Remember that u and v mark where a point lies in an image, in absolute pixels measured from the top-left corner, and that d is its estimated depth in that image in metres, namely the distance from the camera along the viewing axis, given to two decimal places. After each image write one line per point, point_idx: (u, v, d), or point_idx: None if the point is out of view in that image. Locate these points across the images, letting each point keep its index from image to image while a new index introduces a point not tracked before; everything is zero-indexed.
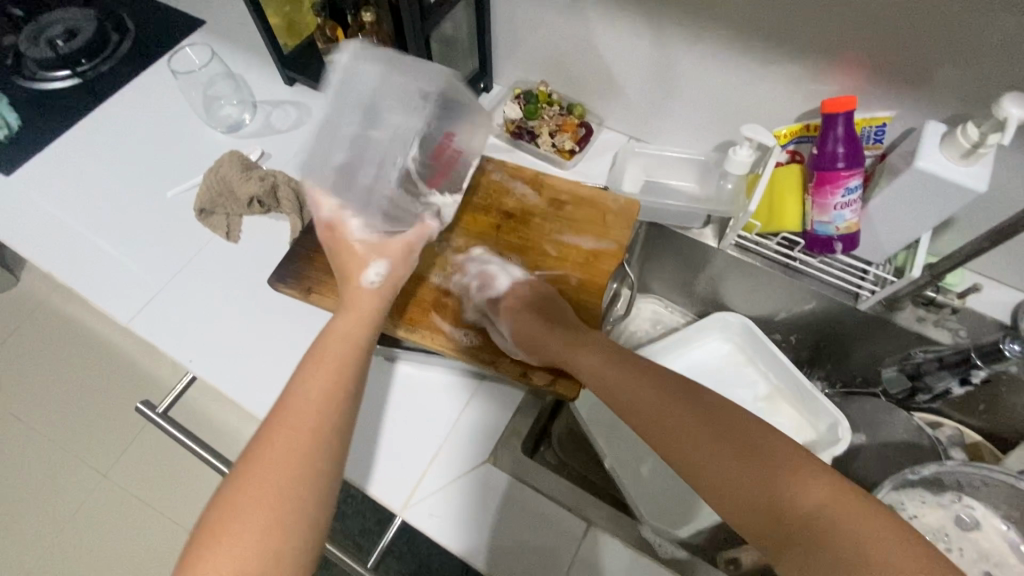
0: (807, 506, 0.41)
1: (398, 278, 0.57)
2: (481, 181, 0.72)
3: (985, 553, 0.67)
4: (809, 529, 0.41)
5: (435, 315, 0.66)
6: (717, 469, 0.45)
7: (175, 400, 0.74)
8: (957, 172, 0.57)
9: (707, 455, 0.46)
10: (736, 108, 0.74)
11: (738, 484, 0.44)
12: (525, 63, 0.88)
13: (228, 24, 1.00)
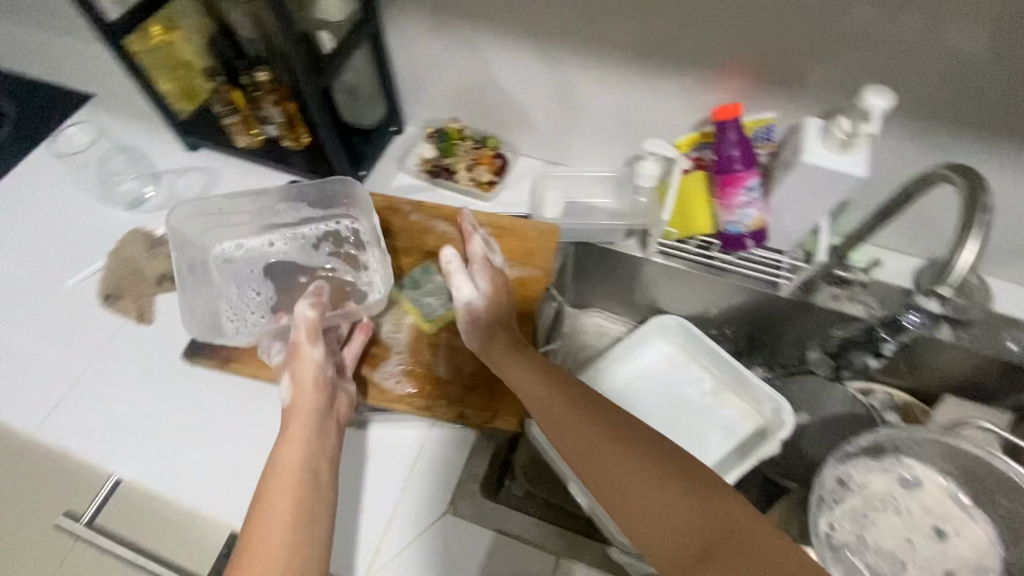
0: (724, 529, 0.44)
1: (305, 380, 0.59)
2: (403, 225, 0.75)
3: (931, 509, 0.70)
4: (713, 555, 0.43)
5: (367, 366, 0.68)
6: (644, 494, 0.47)
7: (100, 507, 0.67)
8: (841, 161, 0.61)
9: (639, 480, 0.48)
10: (637, 123, 0.77)
11: (667, 502, 0.47)
12: (433, 103, 0.89)
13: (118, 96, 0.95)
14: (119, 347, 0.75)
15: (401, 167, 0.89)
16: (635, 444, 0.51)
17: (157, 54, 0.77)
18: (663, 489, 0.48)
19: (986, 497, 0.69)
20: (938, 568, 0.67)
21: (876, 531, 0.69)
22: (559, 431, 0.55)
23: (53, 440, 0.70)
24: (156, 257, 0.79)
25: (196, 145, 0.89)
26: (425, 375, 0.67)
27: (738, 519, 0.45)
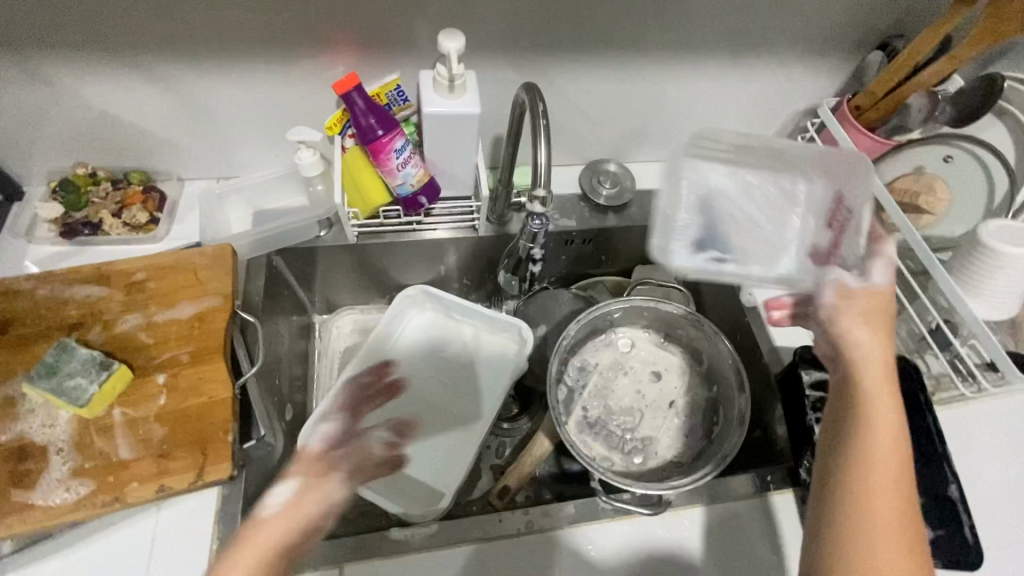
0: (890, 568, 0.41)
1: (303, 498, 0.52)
2: (26, 305, 0.59)
3: (647, 360, 0.84)
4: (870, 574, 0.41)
5: (14, 490, 0.49)
6: (863, 482, 0.44)
7: None
8: (454, 104, 0.66)
9: (864, 479, 0.44)
10: (285, 116, 0.75)
11: (887, 548, 0.42)
12: (42, 155, 0.74)
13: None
14: None
15: (32, 239, 0.73)
16: (894, 470, 0.44)
17: None
18: (895, 533, 0.42)
19: (675, 332, 0.84)
20: (664, 403, 0.81)
21: (614, 396, 0.82)
22: (865, 410, 0.46)
23: None
24: None
25: None
26: (102, 466, 0.51)
27: None
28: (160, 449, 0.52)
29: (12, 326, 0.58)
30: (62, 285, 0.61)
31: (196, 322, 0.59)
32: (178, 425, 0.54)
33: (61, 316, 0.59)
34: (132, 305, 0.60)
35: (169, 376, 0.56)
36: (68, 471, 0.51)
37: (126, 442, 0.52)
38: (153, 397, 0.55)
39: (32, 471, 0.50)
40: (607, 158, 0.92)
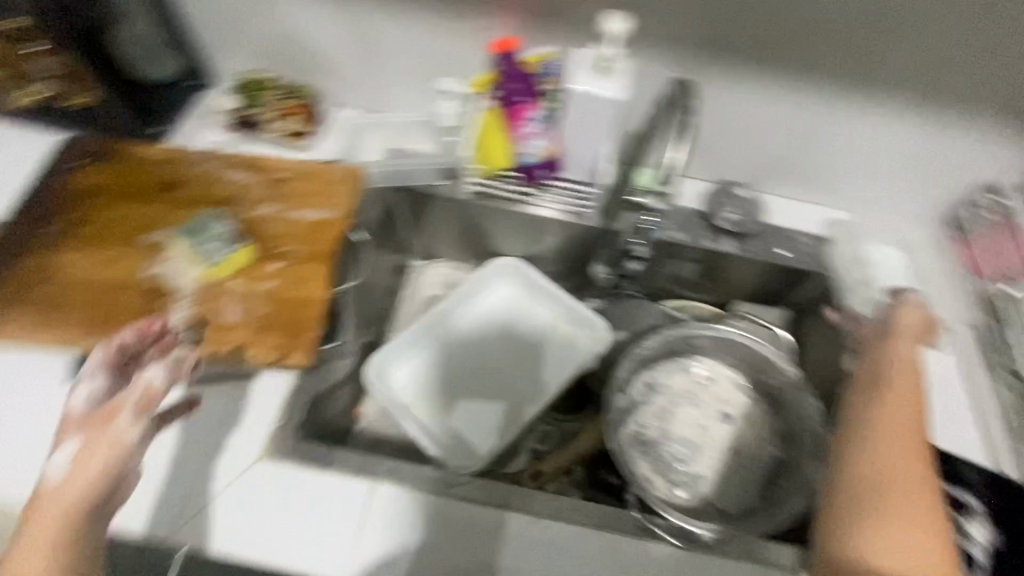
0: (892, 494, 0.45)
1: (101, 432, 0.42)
2: (191, 174, 0.68)
3: (722, 398, 0.79)
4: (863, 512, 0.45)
5: (142, 321, 0.57)
6: (875, 448, 0.48)
7: None
8: (602, 85, 0.66)
9: (875, 442, 0.49)
10: (441, 67, 0.79)
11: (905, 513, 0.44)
12: (237, 58, 0.85)
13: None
14: None
15: (209, 126, 0.84)
16: (901, 446, 0.48)
17: None
18: (916, 506, 0.45)
19: (761, 378, 0.78)
20: (728, 447, 0.76)
21: (677, 423, 0.78)
22: (880, 417, 0.50)
23: None
24: None
25: None
26: (212, 324, 0.58)
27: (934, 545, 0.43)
28: (257, 324, 0.59)
29: (176, 187, 0.67)
30: (222, 166, 0.69)
31: (314, 227, 0.66)
32: (276, 308, 0.60)
33: (213, 190, 0.67)
34: (269, 197, 0.67)
35: (281, 266, 0.62)
36: (183, 317, 0.58)
37: (233, 308, 0.59)
38: (264, 279, 0.61)
39: (159, 309, 0.59)
40: (739, 183, 0.87)
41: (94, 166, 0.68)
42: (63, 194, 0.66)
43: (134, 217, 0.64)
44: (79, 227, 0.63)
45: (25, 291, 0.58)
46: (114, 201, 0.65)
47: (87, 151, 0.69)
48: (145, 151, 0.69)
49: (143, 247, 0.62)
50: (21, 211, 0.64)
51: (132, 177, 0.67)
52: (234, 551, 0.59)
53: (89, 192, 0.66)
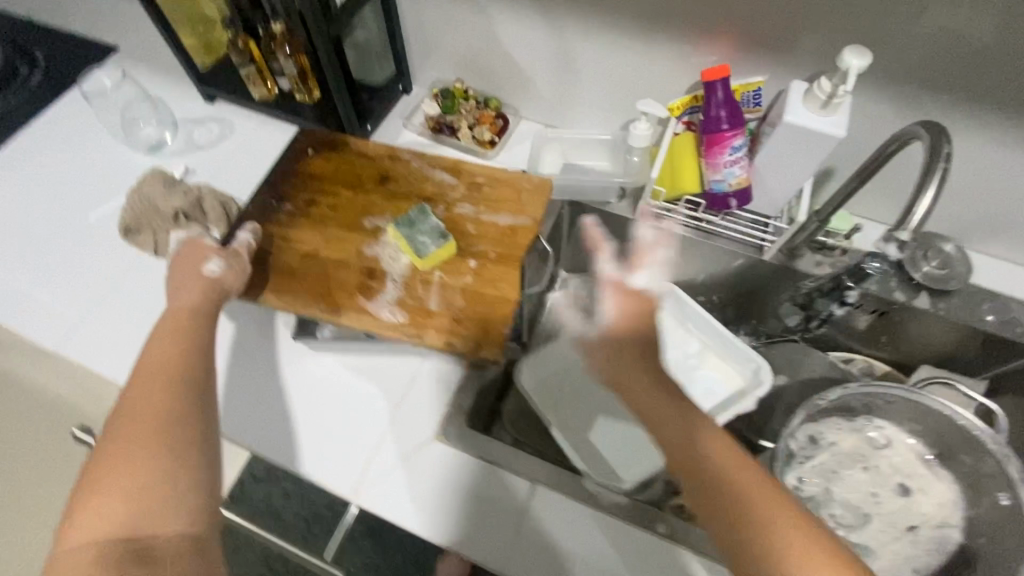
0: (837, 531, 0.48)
1: (235, 270, 0.64)
2: (401, 169, 0.75)
3: (898, 467, 0.72)
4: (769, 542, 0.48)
5: (360, 296, 0.64)
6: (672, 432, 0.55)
7: None
8: (820, 121, 0.63)
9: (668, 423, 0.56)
10: (635, 89, 0.80)
11: (798, 539, 0.47)
12: (438, 65, 0.92)
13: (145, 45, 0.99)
14: (133, 278, 0.78)
15: (406, 125, 0.92)
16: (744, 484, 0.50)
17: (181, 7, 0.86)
18: (800, 526, 0.48)
19: (952, 455, 0.70)
20: (900, 523, 0.70)
21: (842, 486, 0.72)
22: (740, 501, 0.50)
23: (68, 358, 0.73)
24: (171, 194, 0.79)
25: (213, 96, 0.93)
26: (416, 308, 0.64)
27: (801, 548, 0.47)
28: (455, 314, 0.63)
29: (390, 181, 0.74)
30: (428, 165, 0.75)
31: (508, 229, 0.69)
32: (473, 301, 0.64)
33: (421, 188, 0.73)
34: (468, 198, 0.72)
35: (478, 263, 0.67)
36: (395, 299, 0.64)
37: (436, 295, 0.64)
38: (463, 272, 0.66)
39: (375, 289, 0.65)
40: (944, 236, 0.78)
41: (322, 154, 0.76)
42: (297, 175, 0.74)
43: (355, 204, 0.71)
44: (311, 208, 0.71)
45: (269, 260, 0.67)
46: (339, 187, 0.73)
47: (315, 139, 0.77)
48: (364, 145, 0.77)
49: (363, 231, 0.69)
50: (267, 185, 0.73)
51: (353, 167, 0.75)
52: (407, 517, 0.64)
53: (319, 176, 0.74)
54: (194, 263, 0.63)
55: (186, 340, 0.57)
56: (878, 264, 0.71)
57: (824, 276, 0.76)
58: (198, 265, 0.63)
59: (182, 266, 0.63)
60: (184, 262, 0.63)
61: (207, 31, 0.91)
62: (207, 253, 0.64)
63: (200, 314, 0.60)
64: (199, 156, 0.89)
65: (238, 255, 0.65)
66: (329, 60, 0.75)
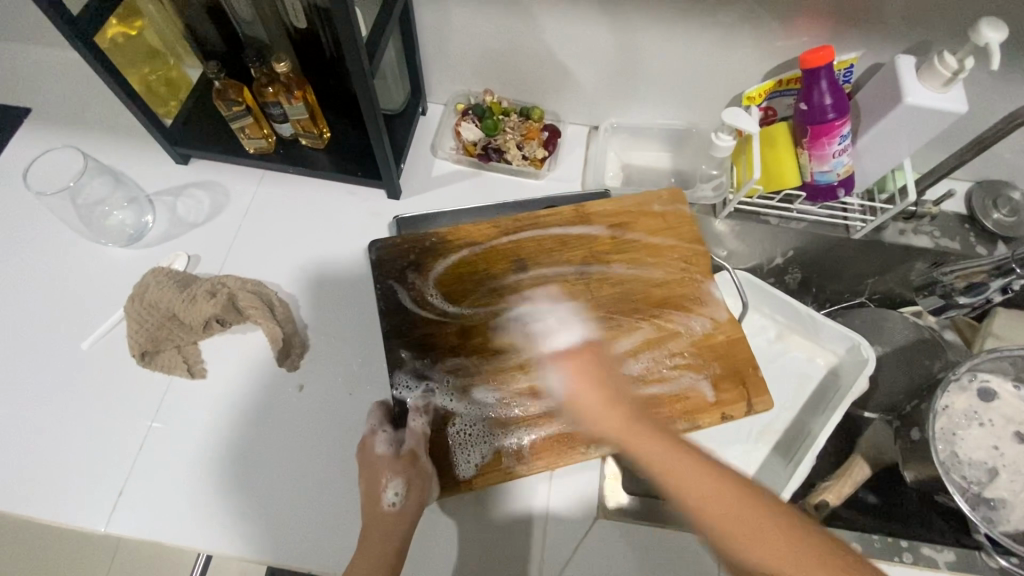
0: (717, 522, 0.45)
1: (418, 488, 0.52)
2: (529, 245, 0.64)
3: (1011, 416, 0.75)
4: (715, 515, 0.45)
5: None
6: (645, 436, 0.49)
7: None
8: (940, 99, 0.59)
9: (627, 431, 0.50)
10: (702, 79, 0.72)
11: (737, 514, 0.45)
12: (463, 76, 0.79)
13: (89, 109, 0.80)
14: (171, 413, 0.63)
15: (437, 154, 0.79)
16: (696, 486, 0.46)
17: (126, 47, 0.68)
18: (740, 511, 0.45)
19: None
20: None
21: (965, 445, 0.74)
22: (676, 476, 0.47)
23: (121, 536, 0.58)
24: (194, 299, 0.63)
25: (188, 155, 0.76)
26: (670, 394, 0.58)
27: (784, 525, 0.45)
28: (708, 386, 0.58)
29: (528, 263, 0.63)
30: (553, 225, 0.65)
31: (686, 259, 0.63)
32: (708, 361, 0.59)
33: (567, 257, 0.63)
34: (623, 244, 0.64)
35: (685, 314, 0.61)
36: (639, 402, 0.57)
37: None
38: (678, 333, 0.60)
39: (619, 399, 0.57)
40: (1009, 183, 0.79)
41: (430, 265, 0.63)
42: (427, 309, 0.61)
43: (514, 314, 0.60)
44: (473, 338, 0.59)
45: (472, 429, 0.56)
46: (475, 301, 0.61)
47: (403, 248, 0.64)
48: (468, 232, 0.64)
49: (550, 334, 0.60)
50: (403, 342, 0.59)
51: (476, 265, 0.62)
52: None
53: (452, 296, 0.61)
54: (372, 487, 0.52)
55: (388, 539, 0.49)
56: None
57: (983, 264, 0.64)
58: (374, 496, 0.51)
59: (363, 484, 0.53)
60: (363, 482, 0.53)
61: (153, 70, 0.73)
62: (384, 473, 0.52)
63: (400, 519, 0.50)
64: (196, 237, 0.72)
65: (415, 463, 0.53)
66: (364, 101, 0.61)
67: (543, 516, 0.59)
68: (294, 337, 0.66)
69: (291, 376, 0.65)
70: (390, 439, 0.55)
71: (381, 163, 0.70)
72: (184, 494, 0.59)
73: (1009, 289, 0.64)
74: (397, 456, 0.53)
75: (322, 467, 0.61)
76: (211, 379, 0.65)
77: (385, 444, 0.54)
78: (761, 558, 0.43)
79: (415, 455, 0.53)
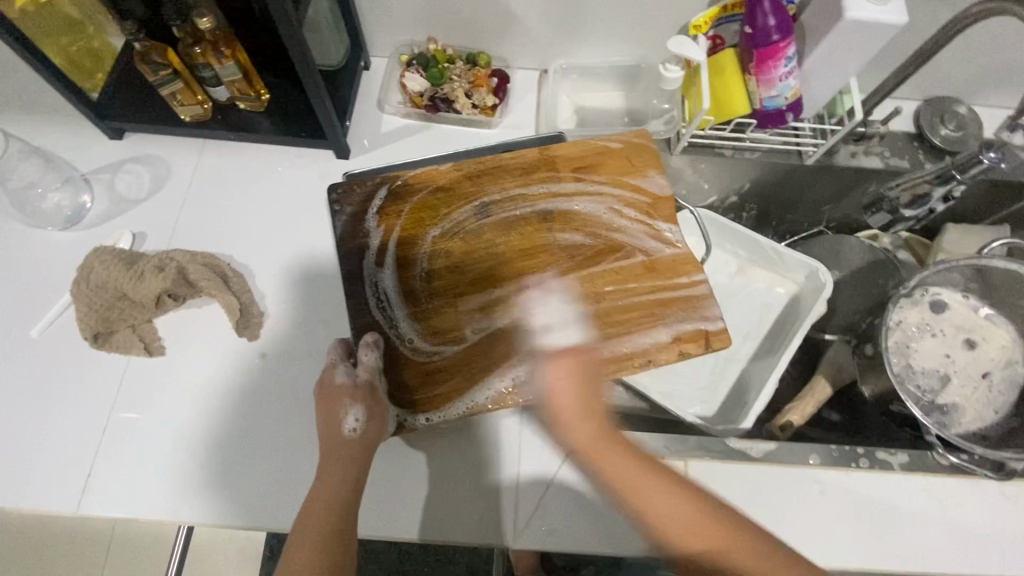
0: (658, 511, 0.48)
1: (378, 419, 0.52)
2: (489, 188, 0.62)
3: (961, 325, 0.78)
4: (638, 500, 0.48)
5: (567, 350, 0.56)
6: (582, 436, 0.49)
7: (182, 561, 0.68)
8: (881, 12, 0.59)
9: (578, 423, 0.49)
10: (648, 10, 0.70)
11: (682, 514, 0.48)
12: (403, 24, 0.76)
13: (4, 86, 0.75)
14: (133, 393, 0.62)
15: (384, 108, 0.77)
16: (662, 479, 0.49)
17: (37, 17, 0.62)
18: (687, 511, 0.48)
19: (1008, 302, 0.76)
20: (975, 373, 0.76)
21: (918, 357, 0.77)
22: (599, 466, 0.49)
23: (96, 516, 0.58)
24: (141, 276, 0.62)
25: (121, 128, 0.72)
26: (631, 330, 0.57)
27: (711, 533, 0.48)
28: (669, 326, 0.57)
29: (491, 206, 0.62)
30: (515, 168, 0.63)
31: (649, 207, 0.62)
32: (668, 300, 0.58)
33: (530, 200, 0.62)
34: (588, 188, 0.63)
35: (647, 256, 0.60)
36: (597, 339, 0.56)
37: (569, 351, 0.56)
38: (639, 274, 0.59)
39: (578, 336, 0.56)
40: (956, 98, 0.80)
41: (392, 209, 0.61)
42: (390, 251, 0.60)
43: (478, 255, 0.60)
44: (434, 281, 0.59)
45: (434, 371, 0.55)
46: (438, 244, 0.60)
47: (366, 192, 0.62)
48: (431, 177, 0.63)
49: (512, 275, 0.59)
50: (364, 284, 0.59)
51: (437, 207, 0.61)
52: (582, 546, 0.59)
53: (415, 238, 0.60)
54: (331, 415, 0.52)
55: (348, 467, 0.50)
56: (996, 155, 0.58)
57: (923, 175, 0.65)
58: (336, 425, 0.51)
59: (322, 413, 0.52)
60: (321, 411, 0.52)
61: (72, 40, 0.68)
62: (343, 403, 0.52)
63: (358, 453, 0.51)
64: (138, 213, 0.70)
65: (373, 393, 0.53)
66: (296, 53, 0.58)
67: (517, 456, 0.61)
68: (252, 307, 0.65)
69: (252, 346, 0.64)
70: (351, 372, 0.54)
71: (324, 120, 0.67)
72: (155, 470, 0.59)
73: (950, 196, 0.65)
74: (355, 387, 0.53)
75: (294, 431, 0.61)
76: (171, 355, 0.64)
77: (346, 376, 0.53)
78: (680, 541, 0.48)
79: (371, 388, 0.53)
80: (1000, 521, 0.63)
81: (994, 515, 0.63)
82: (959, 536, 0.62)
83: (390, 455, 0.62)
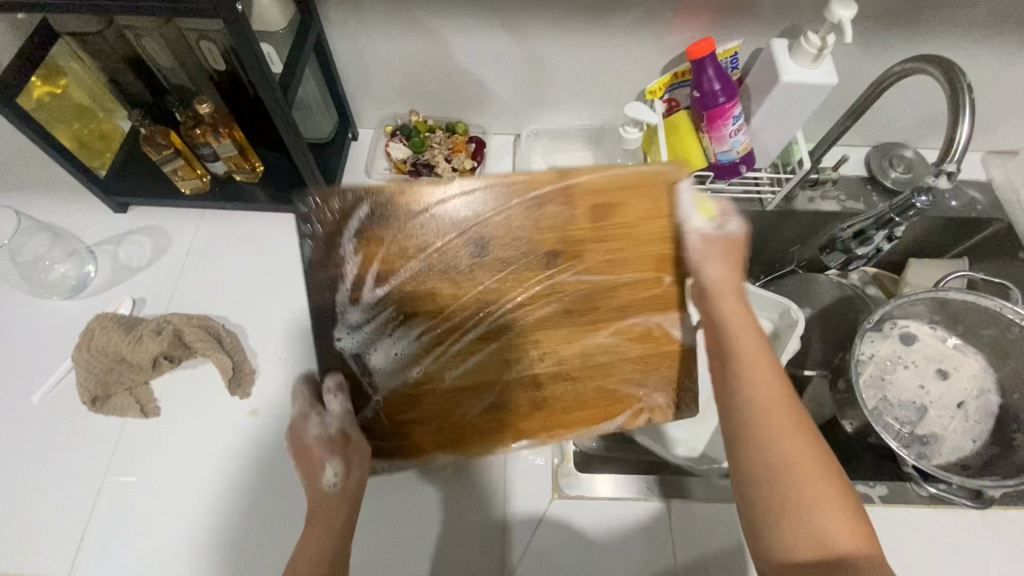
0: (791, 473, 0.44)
1: (355, 473, 0.54)
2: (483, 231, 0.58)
3: (932, 356, 0.81)
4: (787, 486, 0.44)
5: (539, 415, 0.59)
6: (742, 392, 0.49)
7: None
8: (812, 74, 0.66)
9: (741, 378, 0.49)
10: (608, 79, 0.78)
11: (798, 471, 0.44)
12: (387, 99, 0.83)
13: (19, 169, 0.81)
14: (126, 454, 0.64)
15: (371, 175, 0.83)
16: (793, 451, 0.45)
17: (51, 105, 0.68)
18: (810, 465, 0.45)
19: (973, 332, 0.79)
20: (950, 402, 0.78)
21: (893, 389, 0.79)
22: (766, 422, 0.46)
23: None
24: (139, 339, 0.65)
25: (126, 203, 0.78)
26: (604, 393, 0.59)
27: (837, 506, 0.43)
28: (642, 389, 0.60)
29: (487, 243, 0.57)
30: (523, 198, 0.57)
31: (661, 260, 0.57)
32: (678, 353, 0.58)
33: (531, 242, 0.57)
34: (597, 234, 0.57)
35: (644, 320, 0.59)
36: (574, 401, 0.59)
37: (541, 418, 0.59)
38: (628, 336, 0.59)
39: (556, 399, 0.59)
40: (901, 143, 0.87)
41: (373, 237, 0.57)
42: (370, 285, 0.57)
43: (463, 300, 0.58)
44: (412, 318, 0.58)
45: (410, 421, 0.58)
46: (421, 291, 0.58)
47: (344, 205, 0.56)
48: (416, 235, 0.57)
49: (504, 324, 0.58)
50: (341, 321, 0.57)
51: (423, 242, 0.57)
52: None
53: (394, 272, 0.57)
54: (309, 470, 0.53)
55: (335, 514, 0.52)
56: (927, 199, 0.63)
57: (866, 219, 0.70)
58: (315, 477, 0.53)
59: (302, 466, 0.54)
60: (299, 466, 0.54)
61: (84, 125, 0.73)
62: (320, 458, 0.53)
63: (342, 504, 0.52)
64: (139, 280, 0.74)
65: (348, 442, 0.55)
66: (285, 131, 0.64)
67: (503, 503, 0.63)
68: (244, 365, 0.68)
69: (243, 404, 0.67)
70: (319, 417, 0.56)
71: (313, 189, 0.73)
72: (147, 531, 0.60)
73: (894, 235, 0.70)
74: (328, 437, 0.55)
75: (283, 486, 0.63)
76: (165, 416, 0.66)
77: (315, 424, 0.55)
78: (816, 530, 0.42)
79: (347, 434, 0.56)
80: (983, 552, 0.63)
81: (978, 545, 0.63)
82: (945, 569, 0.62)
83: (377, 506, 0.63)
